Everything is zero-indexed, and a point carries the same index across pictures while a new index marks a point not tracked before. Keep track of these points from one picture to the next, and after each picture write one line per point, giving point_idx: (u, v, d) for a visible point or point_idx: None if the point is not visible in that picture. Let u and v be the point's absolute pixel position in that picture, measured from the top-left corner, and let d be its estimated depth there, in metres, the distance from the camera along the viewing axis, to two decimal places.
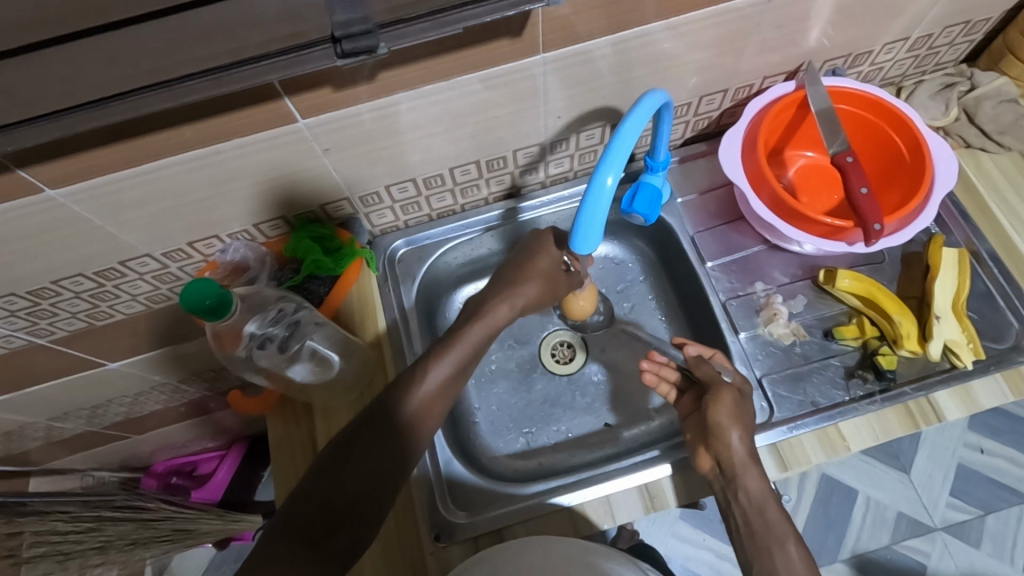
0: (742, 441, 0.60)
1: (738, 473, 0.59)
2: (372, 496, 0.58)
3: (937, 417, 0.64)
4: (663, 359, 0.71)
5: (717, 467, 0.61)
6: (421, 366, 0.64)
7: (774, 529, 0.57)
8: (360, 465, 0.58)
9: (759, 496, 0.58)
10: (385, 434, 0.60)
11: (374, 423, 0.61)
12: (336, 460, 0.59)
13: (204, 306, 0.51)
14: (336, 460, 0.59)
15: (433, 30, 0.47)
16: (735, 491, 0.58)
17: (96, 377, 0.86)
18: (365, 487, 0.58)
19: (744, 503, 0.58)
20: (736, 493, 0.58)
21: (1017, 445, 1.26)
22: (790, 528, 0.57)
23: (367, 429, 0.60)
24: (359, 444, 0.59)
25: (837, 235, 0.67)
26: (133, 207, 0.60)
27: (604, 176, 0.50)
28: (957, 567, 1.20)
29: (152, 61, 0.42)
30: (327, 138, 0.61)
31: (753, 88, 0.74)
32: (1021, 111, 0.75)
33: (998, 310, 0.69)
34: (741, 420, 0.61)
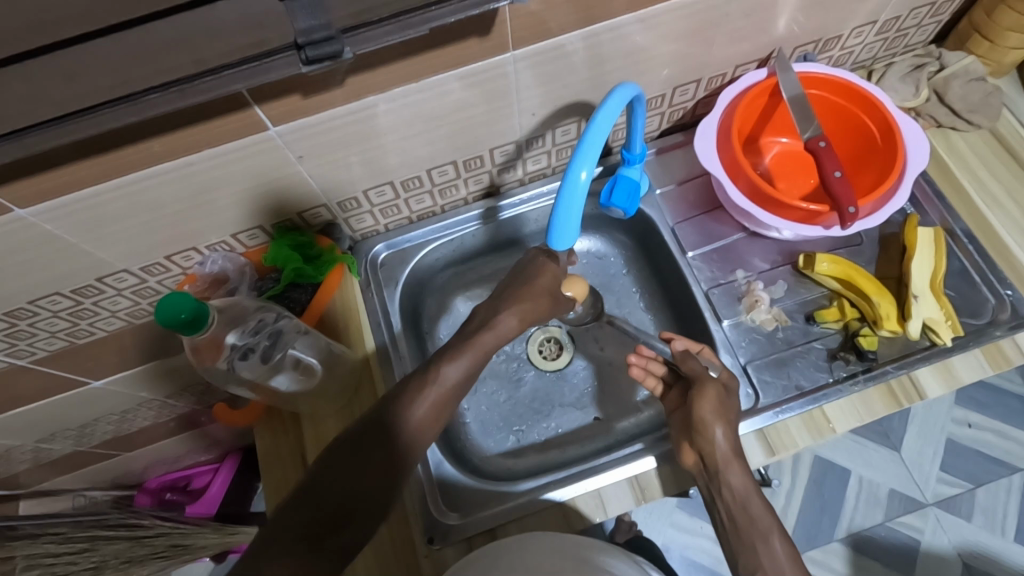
0: (725, 437, 0.60)
1: (720, 469, 0.59)
2: (380, 497, 0.57)
3: (920, 395, 0.65)
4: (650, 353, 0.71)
5: (701, 462, 0.61)
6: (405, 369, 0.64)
7: (758, 524, 0.58)
8: (368, 462, 0.57)
9: (741, 492, 0.59)
10: (395, 433, 0.59)
11: (387, 422, 0.59)
12: (343, 456, 0.57)
13: (180, 320, 0.50)
14: (345, 457, 0.57)
15: (398, 32, 0.46)
16: (719, 485, 0.59)
17: (81, 396, 0.85)
18: (372, 486, 0.56)
19: (728, 499, 0.59)
20: (719, 490, 0.59)
21: (1003, 418, 1.28)
22: (773, 521, 0.58)
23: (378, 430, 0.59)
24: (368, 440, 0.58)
25: (814, 219, 0.68)
26: (106, 223, 0.59)
27: (578, 171, 0.50)
28: (949, 541, 1.22)
29: (114, 74, 0.42)
30: (300, 145, 0.60)
31: (726, 77, 0.74)
32: (990, 89, 0.76)
33: (975, 286, 0.70)
34: (724, 415, 0.61)
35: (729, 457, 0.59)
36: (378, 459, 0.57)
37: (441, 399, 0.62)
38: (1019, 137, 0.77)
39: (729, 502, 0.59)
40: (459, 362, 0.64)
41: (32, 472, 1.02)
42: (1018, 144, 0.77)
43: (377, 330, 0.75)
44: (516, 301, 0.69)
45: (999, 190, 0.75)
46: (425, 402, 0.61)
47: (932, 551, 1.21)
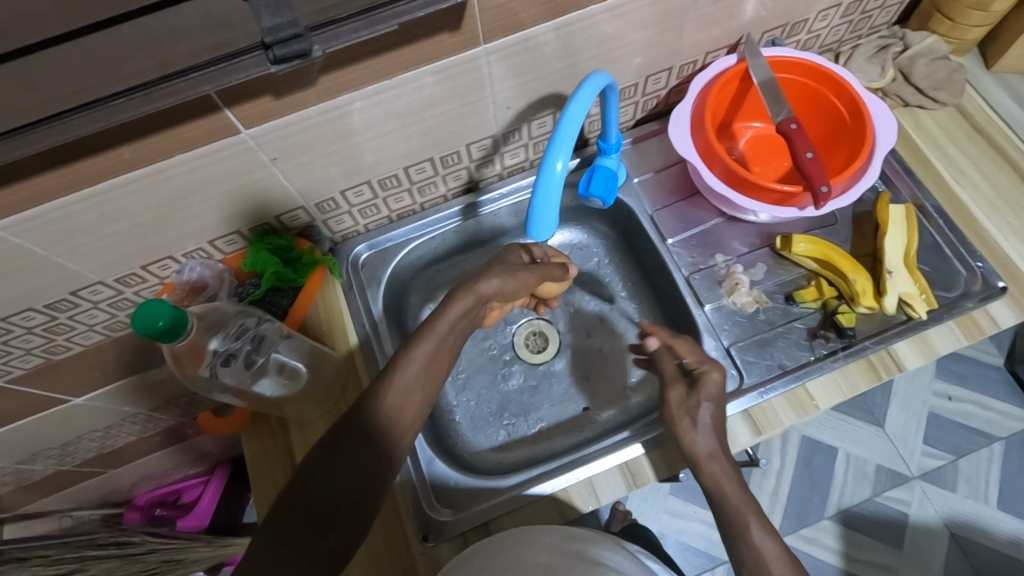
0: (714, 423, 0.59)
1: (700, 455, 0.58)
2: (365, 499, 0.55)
3: (897, 368, 0.67)
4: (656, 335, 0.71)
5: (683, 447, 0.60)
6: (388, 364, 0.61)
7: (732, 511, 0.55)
8: (350, 462, 0.55)
9: (717, 477, 0.57)
10: (376, 428, 0.57)
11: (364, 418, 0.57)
12: (321, 459, 0.55)
13: (157, 328, 0.50)
14: (326, 460, 0.55)
15: (365, 29, 0.46)
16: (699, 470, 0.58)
17: (62, 414, 0.83)
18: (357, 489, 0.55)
19: (706, 484, 0.57)
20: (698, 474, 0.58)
21: (982, 389, 1.32)
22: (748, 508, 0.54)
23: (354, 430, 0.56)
24: (346, 439, 0.56)
25: (788, 201, 0.69)
26: (78, 235, 0.58)
27: (553, 161, 0.51)
28: (936, 512, 1.25)
29: (78, 79, 0.41)
30: (272, 147, 0.60)
31: (697, 64, 0.75)
32: (953, 67, 0.78)
33: (947, 260, 0.72)
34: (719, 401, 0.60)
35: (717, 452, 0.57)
36: (359, 457, 0.55)
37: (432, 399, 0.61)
38: (983, 113, 0.79)
39: (709, 489, 0.57)
40: (423, 345, 0.60)
41: (15, 495, 1.00)
42: (983, 120, 0.79)
43: (361, 331, 0.74)
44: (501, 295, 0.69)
45: (966, 165, 0.76)
46: (416, 401, 0.60)
47: (920, 523, 1.24)
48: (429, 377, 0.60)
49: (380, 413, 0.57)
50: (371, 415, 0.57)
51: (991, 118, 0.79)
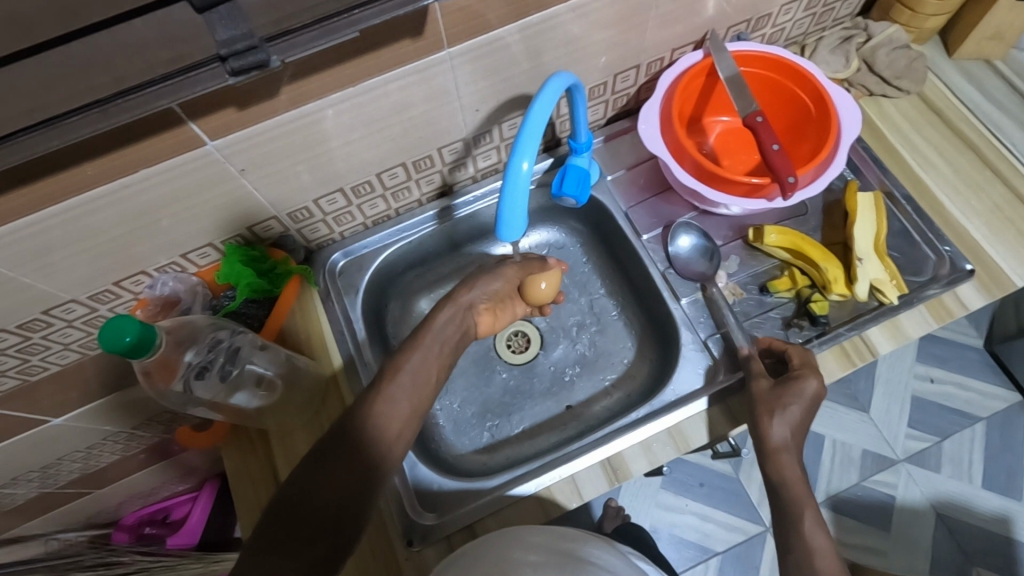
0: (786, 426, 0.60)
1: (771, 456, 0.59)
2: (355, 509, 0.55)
3: (871, 353, 0.68)
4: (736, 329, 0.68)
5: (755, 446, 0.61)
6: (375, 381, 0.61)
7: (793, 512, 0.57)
8: (338, 470, 0.55)
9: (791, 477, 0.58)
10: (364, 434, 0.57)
11: (349, 427, 0.57)
12: (310, 469, 0.55)
13: (124, 344, 0.49)
14: (314, 469, 0.55)
15: (324, 37, 0.46)
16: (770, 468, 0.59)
17: (41, 436, 0.82)
18: (344, 498, 0.55)
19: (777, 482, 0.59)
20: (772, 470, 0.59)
21: (961, 371, 1.34)
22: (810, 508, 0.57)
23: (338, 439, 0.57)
24: (333, 447, 0.56)
25: (758, 192, 0.69)
26: (45, 254, 0.57)
27: (519, 162, 0.51)
28: (922, 493, 1.27)
29: (31, 97, 0.41)
30: (240, 158, 0.59)
31: (664, 61, 0.76)
32: (914, 55, 0.79)
33: (916, 245, 0.73)
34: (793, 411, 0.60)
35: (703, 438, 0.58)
36: (346, 464, 0.56)
37: (415, 406, 0.61)
38: (946, 99, 0.81)
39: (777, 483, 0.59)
40: (418, 352, 0.64)
41: None
42: (946, 106, 0.80)
43: (340, 339, 0.74)
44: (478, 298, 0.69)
45: (931, 151, 0.78)
46: (402, 406, 0.60)
47: (906, 505, 1.26)
48: (417, 389, 0.61)
49: (363, 424, 0.58)
50: (361, 420, 0.58)
51: (954, 104, 0.80)
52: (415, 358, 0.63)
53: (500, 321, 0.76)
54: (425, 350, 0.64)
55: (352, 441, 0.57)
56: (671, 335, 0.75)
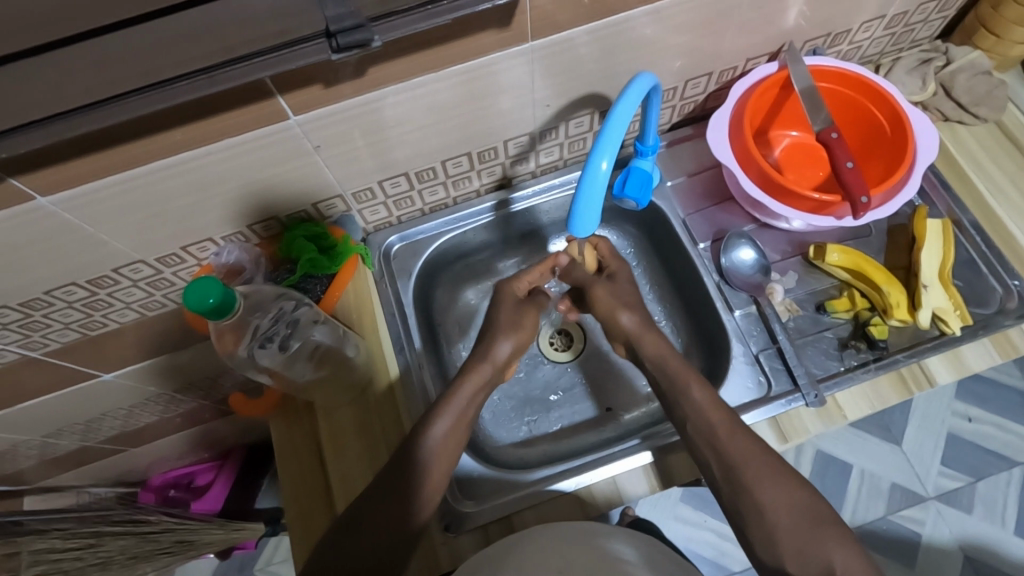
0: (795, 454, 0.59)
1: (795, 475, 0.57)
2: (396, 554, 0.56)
3: (929, 382, 0.66)
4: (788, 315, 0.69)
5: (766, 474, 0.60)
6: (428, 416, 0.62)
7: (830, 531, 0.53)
8: (374, 523, 0.56)
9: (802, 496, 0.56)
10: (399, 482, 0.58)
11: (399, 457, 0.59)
12: (343, 531, 0.56)
13: (207, 305, 0.51)
14: (353, 526, 0.56)
15: (422, 21, 0.47)
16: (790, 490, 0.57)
17: (92, 389, 0.85)
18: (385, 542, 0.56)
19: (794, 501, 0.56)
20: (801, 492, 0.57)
21: (1004, 412, 1.30)
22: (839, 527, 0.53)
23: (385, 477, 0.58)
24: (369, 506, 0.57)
25: (825, 209, 0.68)
26: (124, 213, 0.59)
27: (599, 160, 0.51)
28: (951, 533, 1.23)
29: (143, 58, 0.42)
30: (317, 135, 0.61)
31: (737, 70, 0.75)
32: (995, 82, 0.77)
33: (982, 275, 0.71)
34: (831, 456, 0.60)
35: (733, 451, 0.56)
36: (386, 515, 0.56)
37: None
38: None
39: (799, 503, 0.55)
40: (445, 418, 0.62)
41: (38, 468, 1.01)
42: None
43: (392, 322, 0.76)
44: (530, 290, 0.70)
45: (1004, 182, 0.76)
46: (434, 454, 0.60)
47: (934, 544, 1.23)
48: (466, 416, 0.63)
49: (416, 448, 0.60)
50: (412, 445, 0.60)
51: None
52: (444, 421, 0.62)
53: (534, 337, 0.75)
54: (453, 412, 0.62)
55: (388, 494, 0.57)
56: (720, 347, 0.74)
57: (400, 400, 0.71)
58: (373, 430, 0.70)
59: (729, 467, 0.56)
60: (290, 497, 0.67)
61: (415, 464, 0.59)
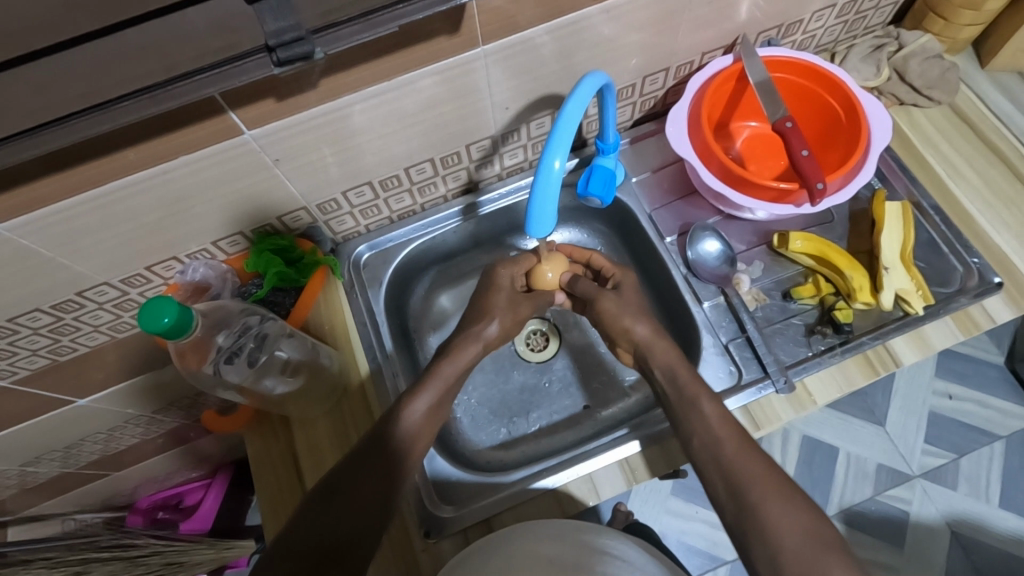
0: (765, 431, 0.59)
1: None
2: (371, 530, 0.56)
3: (894, 362, 0.67)
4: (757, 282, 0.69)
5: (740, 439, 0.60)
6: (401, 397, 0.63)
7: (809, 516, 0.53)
8: (347, 497, 0.56)
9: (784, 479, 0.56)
10: (378, 460, 0.58)
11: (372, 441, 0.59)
12: (317, 503, 0.56)
13: (162, 325, 0.50)
14: (326, 500, 0.56)
15: (367, 31, 0.47)
16: None
17: (67, 415, 0.84)
18: (358, 518, 0.55)
19: None
20: None
21: (982, 388, 1.32)
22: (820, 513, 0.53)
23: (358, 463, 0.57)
24: (343, 480, 0.56)
25: (785, 198, 0.69)
26: (83, 236, 0.59)
27: (551, 161, 0.51)
28: (937, 510, 1.25)
29: (86, 81, 0.42)
30: (276, 148, 0.60)
31: (694, 65, 0.76)
32: (947, 65, 0.79)
33: (943, 255, 0.72)
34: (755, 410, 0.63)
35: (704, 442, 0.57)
36: (362, 491, 0.56)
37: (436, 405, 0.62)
38: (978, 111, 0.80)
39: None
40: (428, 396, 0.63)
41: (17, 498, 1.00)
42: (977, 118, 0.80)
43: (363, 331, 0.75)
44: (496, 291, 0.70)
45: (961, 162, 0.77)
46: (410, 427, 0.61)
47: (921, 521, 1.24)
48: (438, 401, 0.63)
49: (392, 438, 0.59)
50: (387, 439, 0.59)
51: (986, 116, 0.80)
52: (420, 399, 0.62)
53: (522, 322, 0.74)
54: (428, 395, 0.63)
55: (364, 468, 0.57)
56: (692, 339, 0.75)
57: (373, 404, 0.71)
58: (350, 438, 0.70)
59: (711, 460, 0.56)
60: (268, 512, 0.67)
61: (393, 443, 0.59)
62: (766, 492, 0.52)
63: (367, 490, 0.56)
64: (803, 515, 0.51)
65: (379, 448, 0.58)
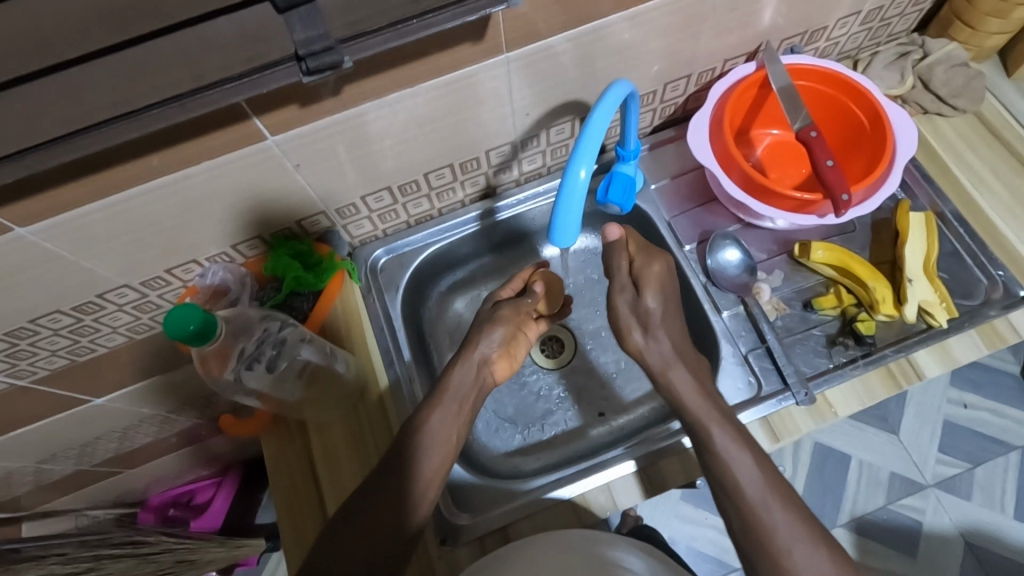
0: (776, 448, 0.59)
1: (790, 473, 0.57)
2: (394, 550, 0.56)
3: (918, 376, 0.66)
4: (754, 293, 0.73)
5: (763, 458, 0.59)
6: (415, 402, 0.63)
7: None
8: (366, 522, 0.56)
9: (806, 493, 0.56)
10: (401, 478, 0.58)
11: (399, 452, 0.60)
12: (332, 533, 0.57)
13: (188, 332, 0.51)
14: (343, 526, 0.56)
15: (394, 40, 0.48)
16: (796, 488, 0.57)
17: (83, 415, 0.84)
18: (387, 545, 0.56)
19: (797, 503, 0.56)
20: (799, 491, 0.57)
21: (998, 397, 1.30)
22: None
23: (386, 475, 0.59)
24: (359, 508, 0.57)
25: (807, 208, 0.68)
26: (105, 240, 0.59)
27: (576, 170, 0.51)
28: (951, 520, 1.23)
29: (115, 89, 0.43)
30: (297, 153, 0.60)
31: (716, 72, 0.75)
32: (972, 74, 0.78)
33: (967, 267, 0.71)
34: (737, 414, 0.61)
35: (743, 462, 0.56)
36: (381, 517, 0.56)
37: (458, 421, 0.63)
38: (1003, 120, 0.79)
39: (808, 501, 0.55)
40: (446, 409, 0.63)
41: (32, 494, 1.01)
42: (1002, 126, 0.79)
43: (381, 336, 0.75)
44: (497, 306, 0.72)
45: (985, 172, 0.76)
46: (436, 457, 0.60)
47: (935, 532, 1.23)
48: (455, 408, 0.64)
49: (408, 443, 0.60)
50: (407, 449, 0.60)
51: (1011, 126, 0.79)
52: (441, 417, 0.62)
53: (518, 358, 0.73)
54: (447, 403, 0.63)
55: (384, 493, 0.57)
56: (710, 348, 0.75)
57: (390, 410, 0.71)
58: (367, 444, 0.70)
59: None
60: (284, 518, 0.67)
61: (408, 458, 0.59)
62: None
63: (387, 516, 0.57)
64: None
65: (393, 473, 0.58)
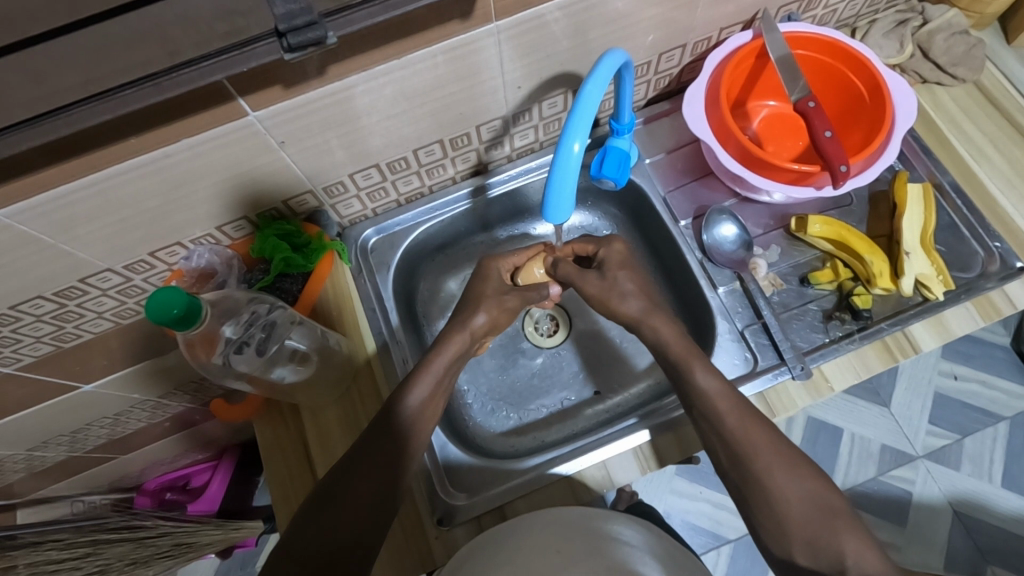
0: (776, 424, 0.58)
1: None
2: (375, 526, 0.55)
3: (914, 349, 0.66)
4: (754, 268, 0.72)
5: None
6: (405, 385, 0.61)
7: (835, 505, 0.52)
8: (354, 490, 0.55)
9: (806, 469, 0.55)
10: (392, 457, 0.56)
11: (393, 432, 0.58)
12: (315, 511, 0.54)
13: (172, 316, 0.50)
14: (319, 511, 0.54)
15: (381, 13, 0.46)
16: None
17: (71, 403, 0.83)
18: (369, 519, 0.54)
19: None
20: None
21: (989, 368, 1.31)
22: (843, 504, 0.52)
23: (372, 450, 0.56)
24: (345, 476, 0.55)
25: (805, 180, 0.67)
26: (84, 222, 0.57)
27: (570, 143, 0.50)
28: (940, 490, 1.25)
29: (86, 66, 0.40)
30: (281, 130, 0.58)
31: (711, 41, 0.74)
32: (972, 42, 0.76)
33: (964, 240, 0.71)
34: None
35: (748, 416, 0.56)
36: (369, 478, 0.55)
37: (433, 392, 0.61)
38: (1002, 89, 0.78)
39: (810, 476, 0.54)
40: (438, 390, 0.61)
41: (25, 481, 1.00)
42: (1001, 95, 0.77)
43: (372, 317, 0.75)
44: (487, 286, 0.70)
45: (984, 143, 0.75)
46: (426, 415, 0.61)
47: (924, 501, 1.25)
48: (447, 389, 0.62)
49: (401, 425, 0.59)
50: (401, 432, 0.58)
51: (1010, 94, 0.77)
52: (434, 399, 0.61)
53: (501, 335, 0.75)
54: (438, 386, 0.62)
55: (373, 469, 0.56)
56: (705, 326, 0.74)
57: (382, 389, 0.71)
58: (361, 424, 0.69)
59: (742, 451, 0.55)
60: (279, 501, 0.67)
61: (400, 439, 0.58)
62: (796, 489, 0.52)
63: (373, 481, 0.55)
64: (822, 517, 0.50)
65: (383, 440, 0.57)
